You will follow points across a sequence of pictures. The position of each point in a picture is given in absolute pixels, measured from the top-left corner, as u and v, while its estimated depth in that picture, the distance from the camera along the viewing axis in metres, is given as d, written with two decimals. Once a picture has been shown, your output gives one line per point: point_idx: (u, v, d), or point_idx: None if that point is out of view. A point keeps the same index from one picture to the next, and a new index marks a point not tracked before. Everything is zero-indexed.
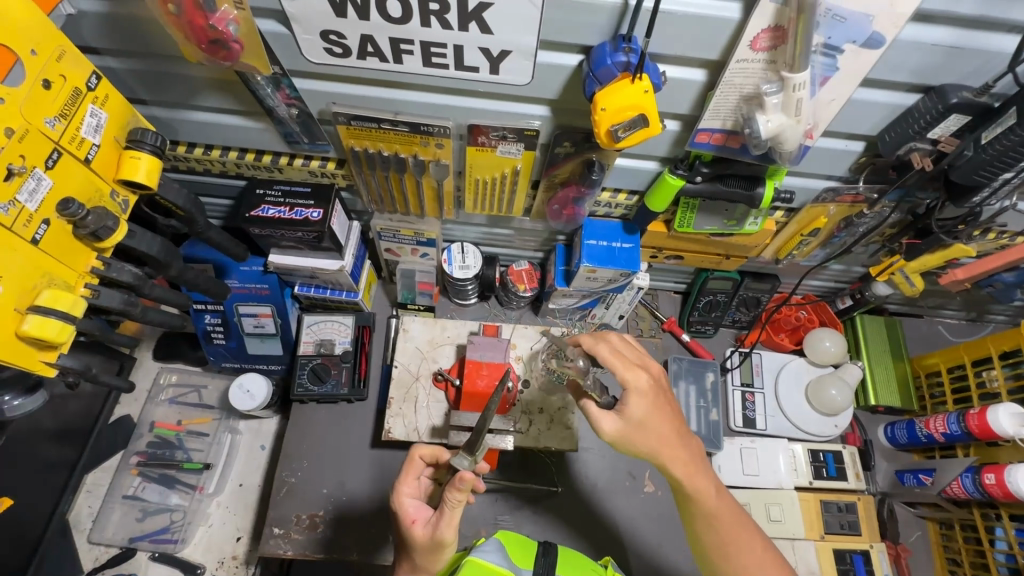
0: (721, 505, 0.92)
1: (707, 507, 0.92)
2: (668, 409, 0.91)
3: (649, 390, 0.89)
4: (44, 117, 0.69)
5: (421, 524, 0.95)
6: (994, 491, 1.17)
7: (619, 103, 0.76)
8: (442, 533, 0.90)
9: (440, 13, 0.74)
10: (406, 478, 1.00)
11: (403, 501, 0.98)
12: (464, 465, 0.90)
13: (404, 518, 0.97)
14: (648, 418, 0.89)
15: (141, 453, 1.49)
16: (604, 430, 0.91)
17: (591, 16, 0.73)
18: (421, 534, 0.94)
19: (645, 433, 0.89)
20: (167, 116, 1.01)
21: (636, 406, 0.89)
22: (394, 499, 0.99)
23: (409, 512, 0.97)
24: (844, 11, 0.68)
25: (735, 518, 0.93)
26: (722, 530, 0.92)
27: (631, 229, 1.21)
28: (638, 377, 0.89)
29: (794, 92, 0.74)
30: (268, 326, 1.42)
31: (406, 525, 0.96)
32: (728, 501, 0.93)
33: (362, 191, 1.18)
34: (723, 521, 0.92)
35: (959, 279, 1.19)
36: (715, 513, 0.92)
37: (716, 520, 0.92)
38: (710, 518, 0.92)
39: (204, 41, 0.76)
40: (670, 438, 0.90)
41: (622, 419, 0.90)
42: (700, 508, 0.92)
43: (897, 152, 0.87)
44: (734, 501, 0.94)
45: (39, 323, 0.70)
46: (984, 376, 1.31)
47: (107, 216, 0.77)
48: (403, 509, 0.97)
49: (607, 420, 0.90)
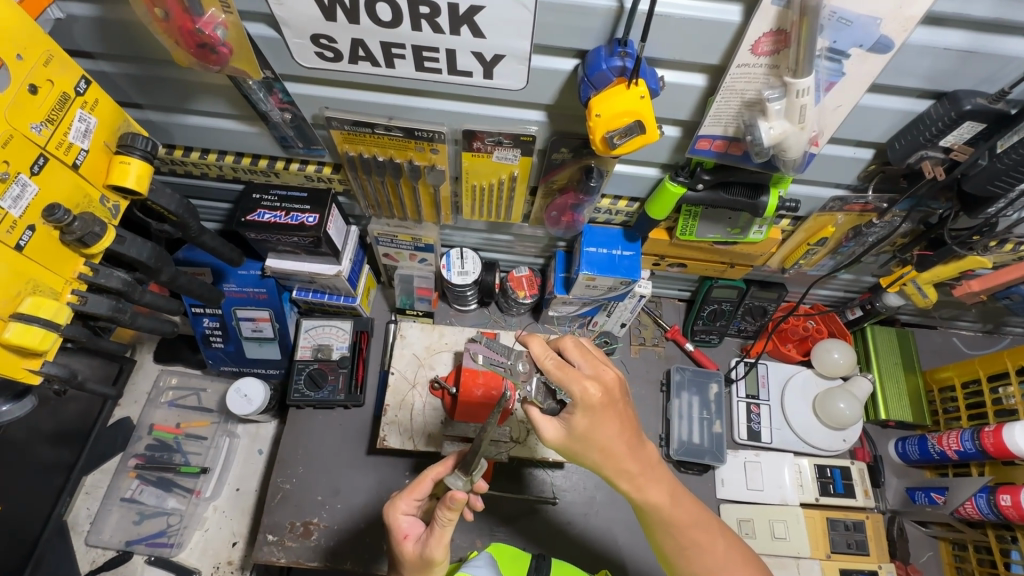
0: (676, 513, 0.91)
1: (663, 515, 0.91)
2: (615, 421, 0.84)
3: (596, 404, 0.80)
4: (30, 122, 0.69)
5: (412, 540, 0.93)
6: (1009, 513, 1.13)
7: (615, 108, 0.73)
8: (431, 551, 0.88)
9: (431, 16, 0.72)
10: (406, 495, 0.95)
11: (397, 516, 0.95)
12: (457, 485, 0.86)
13: (397, 532, 0.94)
14: (590, 432, 0.83)
15: (139, 456, 1.49)
16: (549, 438, 0.85)
17: (584, 20, 0.70)
18: (412, 551, 0.92)
19: (589, 445, 0.84)
20: (162, 120, 1.00)
21: (579, 419, 0.82)
22: (389, 511, 0.96)
23: (401, 527, 0.94)
24: (851, 15, 0.64)
25: (692, 522, 0.92)
26: (681, 536, 0.92)
27: (632, 236, 1.19)
28: (586, 390, 0.80)
29: (798, 99, 0.71)
30: (266, 330, 1.41)
31: (398, 540, 0.93)
32: (683, 511, 0.92)
33: (358, 195, 1.17)
34: (679, 527, 0.91)
35: (973, 290, 1.15)
36: (671, 521, 0.91)
37: (671, 526, 0.91)
38: (669, 525, 0.91)
39: (193, 45, 0.75)
40: (619, 451, 0.85)
41: (565, 429, 0.84)
42: (657, 518, 0.91)
43: (907, 160, 0.83)
44: (690, 505, 0.93)
45: (22, 330, 0.69)
46: (1001, 392, 1.26)
47: (95, 222, 0.76)
48: (396, 523, 0.95)
49: (549, 428, 0.84)
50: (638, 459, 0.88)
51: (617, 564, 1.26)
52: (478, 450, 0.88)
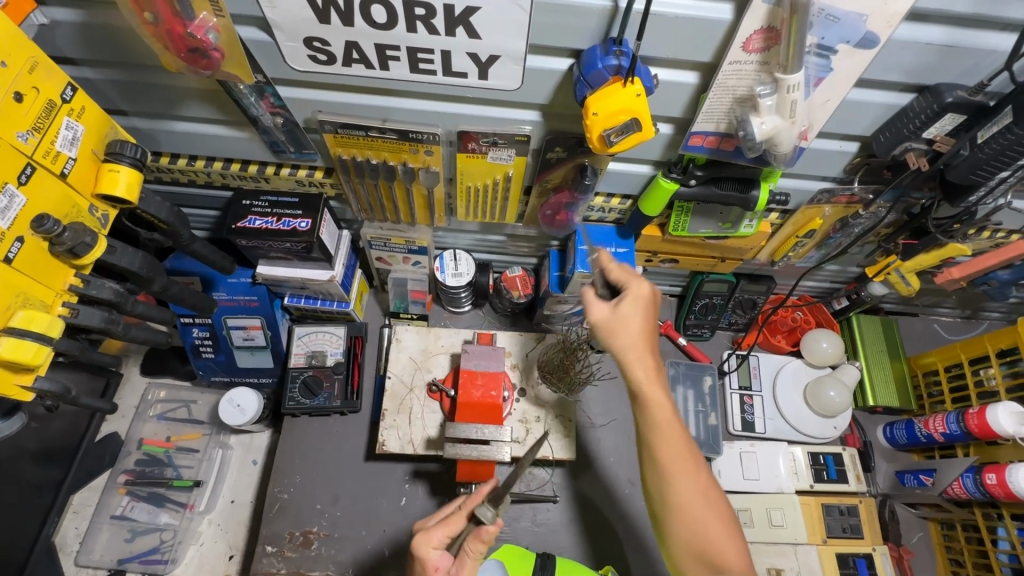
0: (662, 418, 0.85)
1: (646, 418, 0.86)
2: (642, 320, 0.88)
3: (642, 301, 0.89)
4: (16, 130, 0.67)
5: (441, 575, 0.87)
6: (996, 491, 1.16)
7: (612, 107, 0.74)
8: None
9: (427, 17, 0.72)
10: (441, 527, 0.87)
11: (428, 552, 0.87)
12: (488, 518, 0.83)
13: (426, 566, 0.87)
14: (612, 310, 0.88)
15: (129, 471, 1.45)
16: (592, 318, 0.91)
17: (580, 19, 0.71)
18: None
19: (626, 327, 0.87)
20: (149, 127, 0.98)
21: (623, 301, 0.89)
22: (420, 543, 0.87)
23: (432, 564, 0.86)
24: (839, 11, 0.66)
25: (678, 446, 0.84)
26: (662, 453, 0.84)
27: (625, 233, 1.20)
28: (634, 291, 0.89)
29: (789, 94, 0.73)
30: (258, 338, 1.39)
31: (427, 573, 0.86)
32: (671, 422, 0.85)
33: (351, 199, 1.16)
34: (660, 437, 0.84)
35: (954, 277, 1.20)
36: (654, 425, 0.85)
37: (653, 434, 0.85)
38: (650, 430, 0.85)
39: (183, 50, 0.73)
40: (642, 345, 0.87)
41: (609, 308, 0.89)
42: (651, 423, 0.85)
43: (892, 153, 0.86)
44: (679, 438, 0.85)
45: (13, 345, 0.66)
46: (982, 374, 1.30)
47: (85, 232, 0.74)
48: (426, 555, 0.87)
49: (597, 306, 0.90)
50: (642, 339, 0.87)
51: (618, 561, 1.29)
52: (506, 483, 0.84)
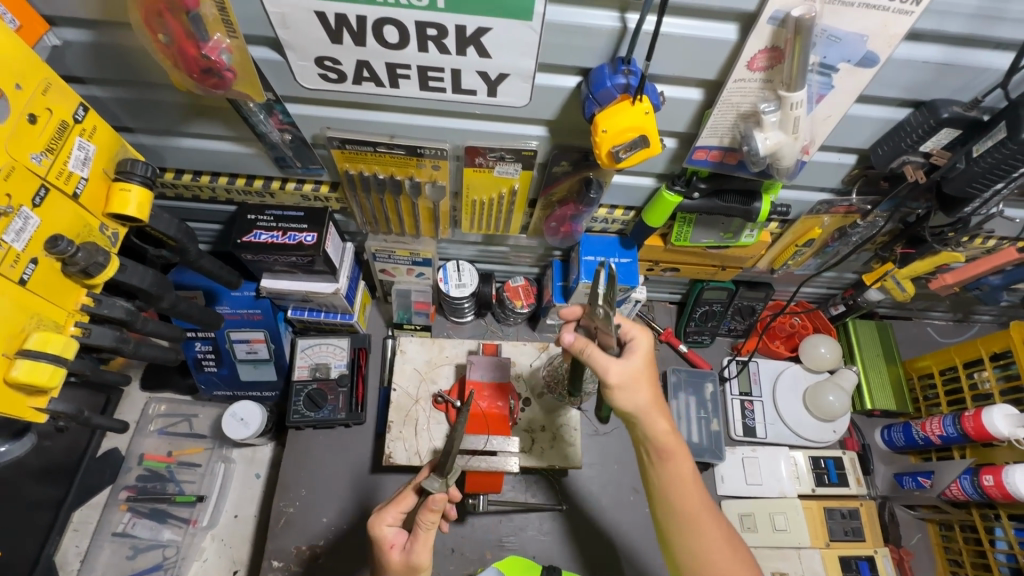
0: (680, 470, 0.90)
1: (667, 474, 0.90)
2: (649, 373, 0.90)
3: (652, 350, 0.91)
4: (30, 152, 0.67)
5: (397, 549, 0.97)
6: (993, 492, 1.19)
7: (622, 124, 0.75)
8: (417, 557, 0.94)
9: (438, 38, 0.73)
10: (392, 506, 1.00)
11: (382, 528, 0.98)
12: (434, 487, 0.92)
13: (382, 542, 0.97)
14: (628, 367, 0.88)
15: (130, 488, 1.44)
16: (608, 375, 0.88)
17: (588, 40, 0.73)
18: (398, 560, 0.96)
19: (638, 386, 0.88)
20: (155, 144, 0.98)
21: (639, 356, 0.89)
22: (374, 524, 0.99)
23: (387, 538, 0.97)
24: (841, 32, 0.68)
25: (696, 498, 0.89)
26: (680, 507, 0.89)
27: (628, 243, 1.22)
28: (644, 342, 0.90)
29: (792, 111, 0.75)
30: (262, 352, 1.39)
31: (383, 549, 0.97)
32: (688, 473, 0.90)
33: (356, 212, 1.17)
34: (680, 493, 0.89)
35: (948, 283, 1.22)
36: (673, 479, 0.90)
37: (672, 489, 0.90)
38: (672, 484, 0.90)
39: (196, 70, 0.73)
40: (654, 405, 0.88)
41: (623, 366, 0.88)
42: (671, 486, 0.90)
43: (890, 165, 0.88)
44: (696, 486, 0.90)
45: (29, 367, 0.66)
46: (976, 377, 1.33)
47: (98, 252, 0.74)
48: (381, 533, 0.98)
49: (614, 363, 0.87)
50: (652, 395, 0.89)
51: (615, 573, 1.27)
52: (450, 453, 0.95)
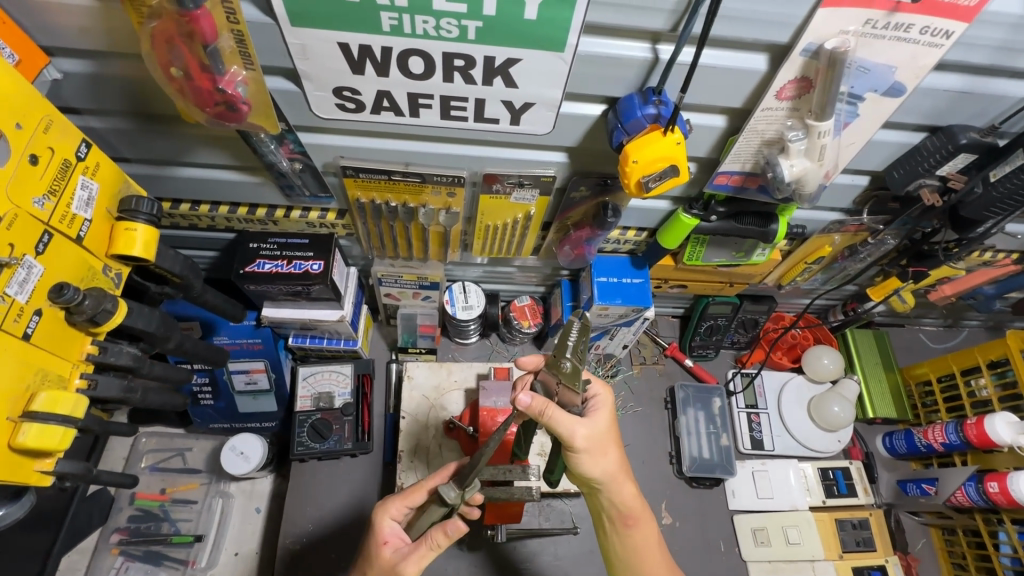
0: (644, 533, 1.02)
1: (634, 538, 1.02)
2: (614, 435, 0.93)
3: (616, 409, 0.93)
4: (32, 196, 0.62)
5: (389, 548, 0.93)
6: (998, 499, 1.21)
7: (652, 155, 0.74)
8: (404, 566, 0.89)
9: (465, 68, 0.71)
10: (400, 500, 0.97)
11: (385, 522, 0.96)
12: (449, 497, 0.88)
13: (378, 535, 0.95)
14: (598, 431, 0.89)
15: (121, 530, 1.36)
16: (575, 439, 0.87)
17: (617, 70, 0.72)
18: (386, 558, 0.92)
19: (603, 452, 0.91)
20: (153, 174, 0.93)
21: (604, 418, 0.90)
22: (378, 513, 0.96)
23: (385, 534, 0.95)
24: (870, 63, 0.69)
25: (659, 562, 1.03)
26: (644, 568, 1.03)
27: (639, 264, 1.21)
28: (606, 400, 0.93)
29: (819, 139, 0.76)
30: (261, 382, 1.33)
31: (376, 544, 0.94)
32: (650, 535, 1.03)
33: (362, 238, 1.13)
34: (643, 553, 1.02)
35: (946, 293, 1.27)
36: (639, 543, 1.02)
37: (635, 550, 1.03)
38: (636, 546, 1.03)
39: (210, 104, 0.70)
40: (617, 472, 0.95)
41: (591, 430, 0.88)
42: (632, 545, 1.03)
43: (906, 188, 0.89)
44: (657, 546, 1.03)
45: (39, 432, 0.60)
46: (974, 384, 1.37)
47: (105, 297, 0.69)
48: (380, 526, 0.95)
49: (582, 427, 0.87)
50: (618, 463, 0.94)
51: None
52: (476, 466, 0.89)
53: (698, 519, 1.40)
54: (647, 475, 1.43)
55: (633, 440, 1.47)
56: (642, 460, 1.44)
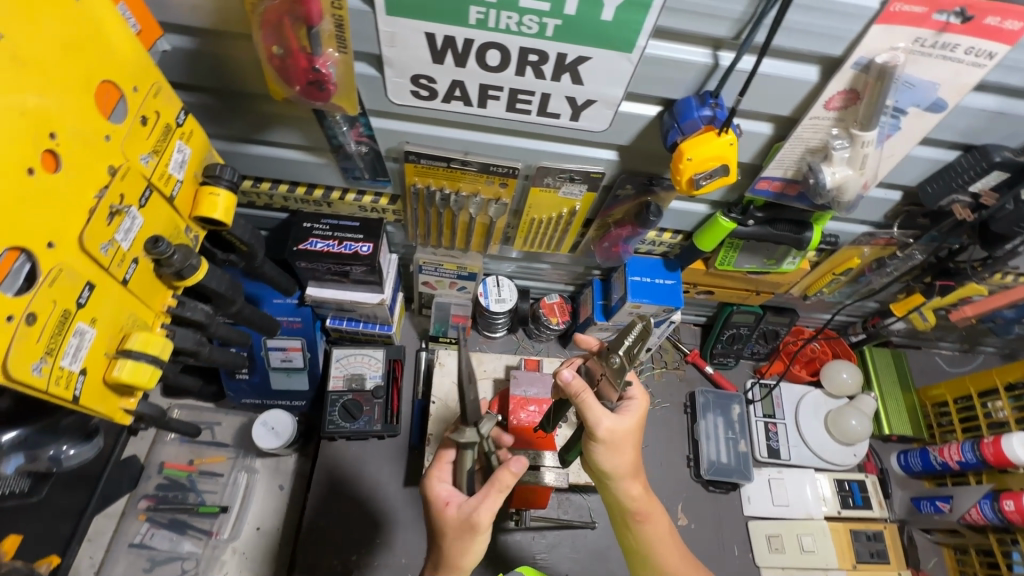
0: (657, 528, 1.06)
1: (647, 532, 1.06)
2: (635, 438, 0.99)
3: (645, 414, 0.98)
4: (140, 153, 0.67)
5: (452, 507, 0.91)
6: (1013, 517, 1.23)
7: (705, 154, 0.79)
8: (480, 514, 0.87)
9: (538, 63, 0.77)
10: (438, 463, 0.99)
11: (434, 486, 0.95)
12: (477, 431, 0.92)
13: (437, 500, 0.93)
14: (621, 427, 0.95)
15: (149, 496, 1.40)
16: (598, 430, 0.93)
17: (678, 73, 0.77)
18: (454, 516, 0.90)
19: (617, 447, 0.97)
20: (226, 149, 0.99)
21: (633, 419, 0.97)
22: (427, 484, 0.96)
23: (441, 495, 0.93)
24: (916, 79, 0.74)
25: (677, 554, 1.06)
26: (661, 561, 1.06)
27: (672, 266, 1.26)
28: (640, 405, 0.98)
29: (862, 149, 0.81)
30: (296, 360, 1.37)
31: (439, 507, 0.92)
32: (663, 530, 1.06)
33: (410, 225, 1.18)
34: (659, 547, 1.06)
35: (967, 314, 1.31)
36: (656, 537, 1.06)
37: (651, 544, 1.06)
38: (652, 540, 1.06)
39: (302, 82, 0.75)
40: (627, 468, 1.00)
41: (614, 424, 0.95)
42: (648, 540, 1.06)
43: (939, 204, 0.94)
44: (670, 540, 1.07)
45: (132, 368, 0.65)
46: (990, 406, 1.40)
47: (191, 254, 0.74)
48: (435, 493, 0.94)
49: (608, 419, 0.93)
50: (632, 460, 1.00)
51: None
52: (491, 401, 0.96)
53: (713, 523, 1.42)
54: (664, 476, 1.45)
55: (651, 441, 1.49)
56: (661, 462, 1.47)
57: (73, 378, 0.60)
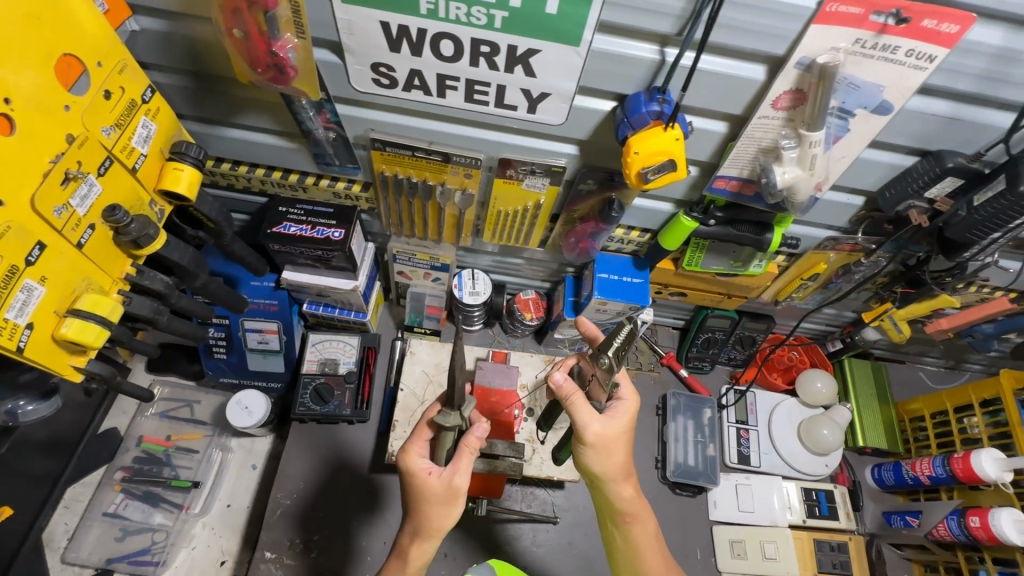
0: (644, 530, 1.03)
1: (633, 533, 1.03)
2: (626, 439, 0.99)
3: (635, 416, 0.98)
4: (101, 125, 0.71)
5: (435, 476, 0.93)
6: (979, 534, 1.21)
7: (651, 147, 0.80)
8: (460, 479, 0.92)
9: (490, 55, 0.79)
10: (417, 438, 0.97)
11: (414, 459, 0.94)
12: (450, 421, 0.91)
13: (418, 473, 0.93)
14: (611, 430, 0.95)
15: (126, 468, 1.44)
16: (587, 433, 0.94)
17: (627, 68, 0.79)
18: (437, 486, 0.92)
19: (606, 449, 0.96)
20: (202, 131, 1.03)
21: (622, 421, 0.97)
22: (404, 458, 0.95)
23: (422, 468, 0.94)
24: (860, 81, 0.75)
25: (659, 559, 1.03)
26: (644, 566, 1.03)
27: (641, 265, 1.27)
28: (629, 406, 0.98)
29: (810, 149, 0.81)
30: (272, 342, 1.41)
31: (421, 478, 0.93)
32: (650, 531, 1.04)
33: (382, 213, 1.21)
34: (643, 549, 1.03)
35: (943, 327, 1.28)
36: (639, 539, 1.03)
37: (637, 546, 1.04)
38: (636, 543, 1.04)
39: (261, 65, 0.79)
40: (616, 469, 0.98)
41: (603, 426, 0.95)
42: (630, 540, 1.04)
43: (896, 208, 0.94)
44: (656, 543, 1.04)
45: (78, 326, 0.69)
46: (966, 422, 1.37)
47: (150, 224, 0.78)
48: (414, 466, 0.94)
49: (596, 420, 0.94)
50: (623, 463, 0.98)
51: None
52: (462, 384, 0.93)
53: (677, 525, 1.41)
54: None
55: None
56: None
57: (18, 330, 0.63)
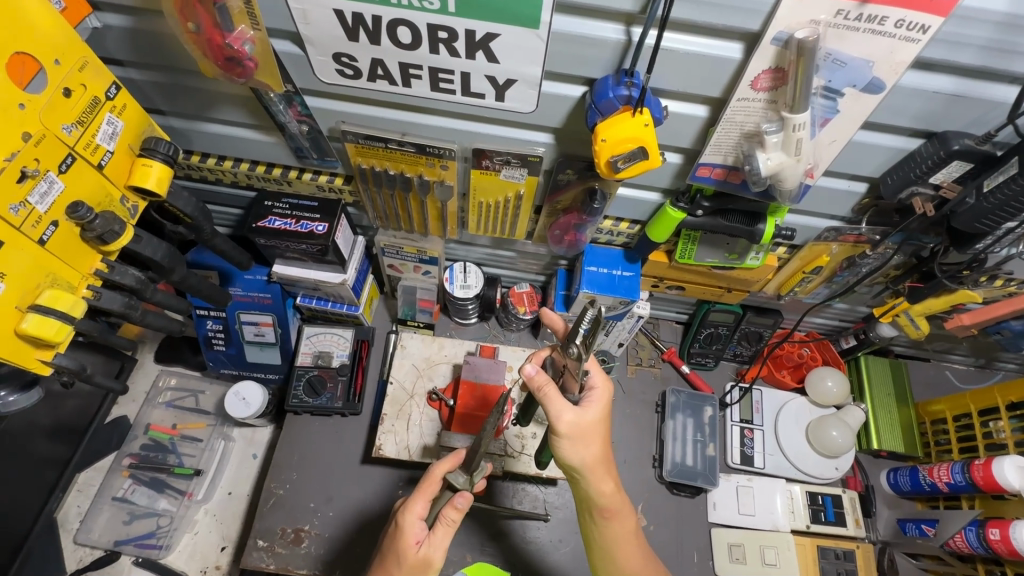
0: (623, 526, 1.00)
1: (612, 530, 0.99)
2: (602, 429, 0.94)
3: (610, 404, 0.94)
4: (61, 123, 0.72)
5: (419, 546, 0.92)
6: (999, 547, 1.12)
7: (619, 134, 0.76)
8: (432, 551, 0.93)
9: (449, 41, 0.76)
10: (421, 496, 0.94)
11: (411, 520, 0.93)
12: (459, 483, 0.94)
13: (407, 535, 0.92)
14: (585, 420, 0.91)
15: (134, 455, 1.50)
16: (561, 422, 0.89)
17: (594, 50, 0.74)
18: (416, 557, 0.92)
19: (584, 439, 0.91)
20: (184, 126, 1.04)
21: (597, 411, 0.92)
22: (404, 515, 0.93)
23: (412, 534, 0.92)
24: (846, 56, 0.68)
25: (636, 554, 1.01)
26: (621, 559, 1.01)
27: (633, 257, 1.22)
28: (604, 394, 0.93)
29: (795, 132, 0.74)
30: (268, 335, 1.43)
31: (406, 543, 0.92)
32: (629, 528, 1.00)
33: (367, 207, 1.20)
34: (620, 545, 1.00)
35: (964, 324, 1.17)
36: (619, 536, 1.00)
37: (614, 542, 1.00)
38: (615, 539, 1.00)
39: (220, 58, 0.80)
40: (595, 461, 0.93)
41: (577, 416, 0.90)
42: (610, 538, 1.00)
43: (899, 196, 0.87)
44: (634, 538, 1.01)
45: (38, 321, 0.71)
46: (991, 426, 1.27)
47: (115, 221, 0.79)
48: (409, 527, 0.93)
49: (570, 410, 0.89)
50: (599, 455, 0.93)
51: None
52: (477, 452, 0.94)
53: (674, 526, 1.36)
54: (628, 475, 1.40)
55: (619, 436, 1.45)
56: (624, 460, 1.42)
57: None
